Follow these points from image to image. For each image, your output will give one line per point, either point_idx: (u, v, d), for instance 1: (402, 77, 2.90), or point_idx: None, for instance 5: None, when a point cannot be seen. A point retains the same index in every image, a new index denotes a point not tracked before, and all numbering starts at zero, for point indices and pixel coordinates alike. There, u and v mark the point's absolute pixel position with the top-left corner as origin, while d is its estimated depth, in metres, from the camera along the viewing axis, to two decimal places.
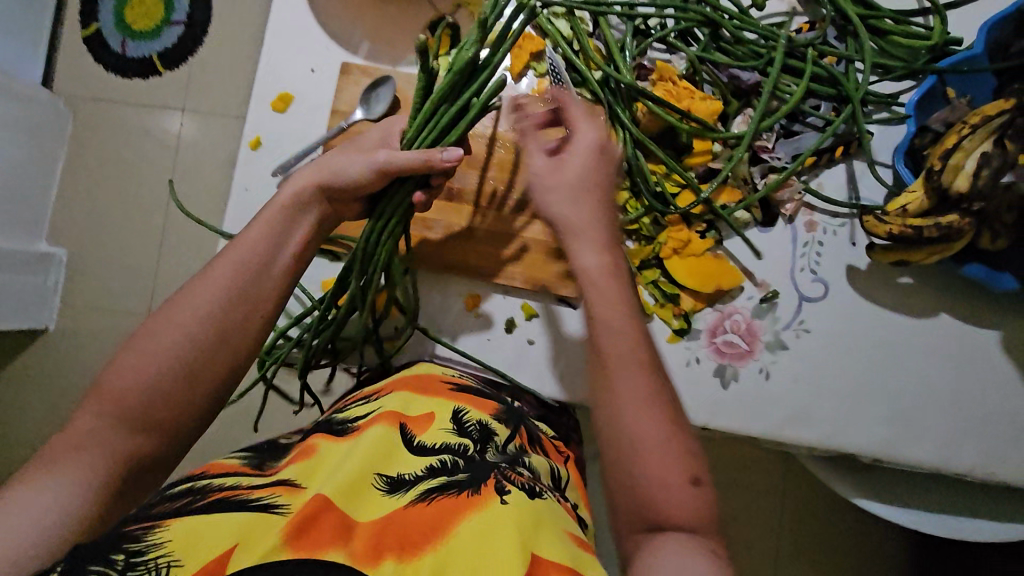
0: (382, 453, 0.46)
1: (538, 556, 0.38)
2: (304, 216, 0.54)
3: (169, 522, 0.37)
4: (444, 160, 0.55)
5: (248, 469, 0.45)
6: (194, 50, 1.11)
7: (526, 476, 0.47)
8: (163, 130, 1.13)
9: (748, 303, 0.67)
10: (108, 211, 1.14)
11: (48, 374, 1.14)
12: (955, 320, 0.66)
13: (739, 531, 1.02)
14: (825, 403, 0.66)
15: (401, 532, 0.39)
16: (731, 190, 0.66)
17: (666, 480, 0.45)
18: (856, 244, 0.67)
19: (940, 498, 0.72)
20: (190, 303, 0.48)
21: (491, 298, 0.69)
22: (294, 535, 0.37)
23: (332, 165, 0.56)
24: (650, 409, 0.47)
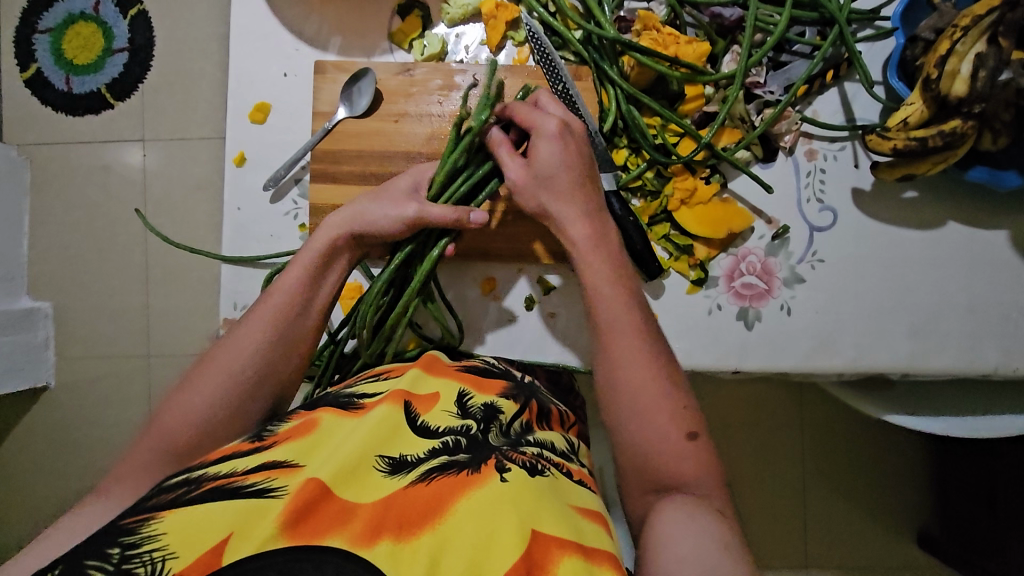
0: (386, 434, 0.40)
1: (539, 533, 0.34)
2: (338, 260, 0.57)
3: (164, 514, 0.32)
4: (472, 221, 0.56)
5: (247, 445, 0.39)
6: (143, 76, 1.03)
7: (528, 455, 0.41)
8: (125, 165, 1.07)
9: (760, 243, 0.68)
10: (84, 257, 1.09)
11: (55, 429, 1.11)
12: (963, 227, 0.67)
13: (769, 463, 1.05)
14: (848, 328, 0.67)
15: (402, 510, 0.34)
16: (730, 131, 0.67)
17: (661, 439, 0.48)
18: (859, 167, 0.67)
19: (963, 400, 0.74)
20: (243, 341, 0.51)
21: (506, 277, 0.68)
22: (292, 521, 0.31)
23: (365, 213, 0.56)
24: (650, 367, 0.51)
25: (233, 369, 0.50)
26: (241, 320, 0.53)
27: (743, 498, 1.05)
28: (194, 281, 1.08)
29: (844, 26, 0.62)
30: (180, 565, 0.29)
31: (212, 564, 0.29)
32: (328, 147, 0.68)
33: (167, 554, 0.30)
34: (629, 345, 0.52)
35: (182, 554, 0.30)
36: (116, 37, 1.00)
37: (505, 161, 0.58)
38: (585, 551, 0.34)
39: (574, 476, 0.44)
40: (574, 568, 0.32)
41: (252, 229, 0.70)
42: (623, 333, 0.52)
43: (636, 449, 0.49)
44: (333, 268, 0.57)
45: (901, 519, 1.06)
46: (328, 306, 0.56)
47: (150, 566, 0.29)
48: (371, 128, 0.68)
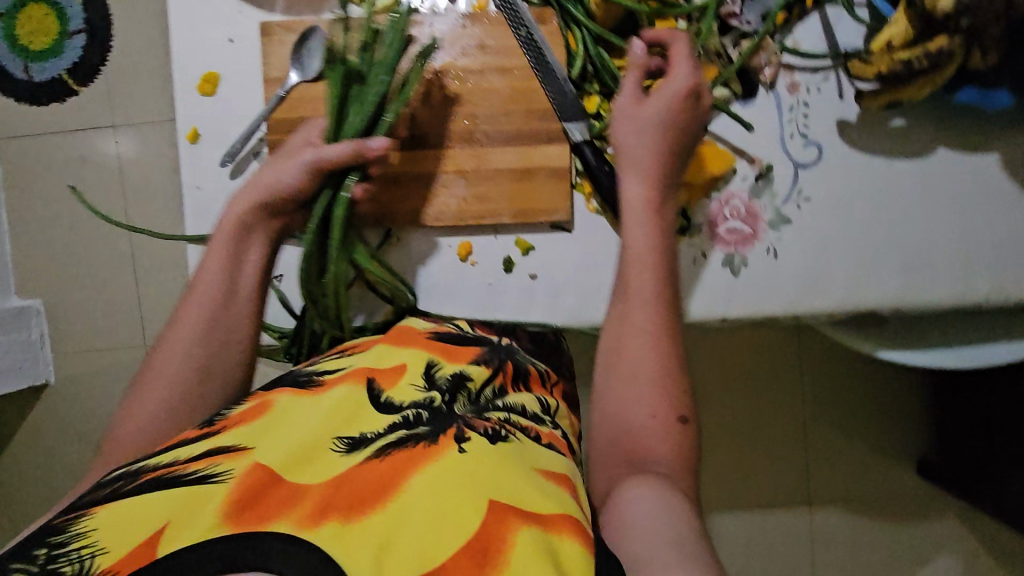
0: (344, 416, 0.39)
1: (497, 503, 0.33)
2: (253, 237, 0.55)
3: (97, 509, 0.31)
4: (371, 148, 0.53)
5: (195, 432, 0.38)
6: (106, 58, 0.99)
7: (492, 420, 0.41)
8: (100, 153, 1.03)
9: (744, 185, 0.65)
10: (60, 251, 1.05)
11: (48, 429, 1.09)
12: (951, 152, 0.64)
13: (768, 407, 1.05)
14: (836, 267, 0.65)
15: (354, 489, 0.33)
16: (707, 68, 0.63)
17: (651, 411, 0.46)
18: (844, 98, 0.64)
19: (956, 331, 0.72)
20: (175, 343, 0.50)
21: (482, 242, 0.65)
22: (235, 509, 0.30)
23: (265, 180, 0.54)
24: (659, 343, 0.49)
25: (171, 372, 0.48)
26: (168, 325, 0.51)
27: (744, 442, 1.05)
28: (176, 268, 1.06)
29: None
30: (109, 560, 0.28)
31: (145, 556, 0.28)
32: (283, 115, 0.64)
33: (96, 550, 0.29)
34: (648, 317, 0.50)
35: (113, 548, 0.29)
36: (71, 18, 0.95)
37: (626, 83, 0.58)
38: (543, 521, 0.33)
39: (543, 439, 0.43)
40: (534, 539, 0.31)
41: (214, 209, 0.67)
42: (642, 271, 0.51)
43: (624, 414, 0.47)
44: (251, 245, 0.55)
45: (899, 453, 1.07)
46: (257, 284, 0.54)
47: (78, 564, 0.28)
48: None
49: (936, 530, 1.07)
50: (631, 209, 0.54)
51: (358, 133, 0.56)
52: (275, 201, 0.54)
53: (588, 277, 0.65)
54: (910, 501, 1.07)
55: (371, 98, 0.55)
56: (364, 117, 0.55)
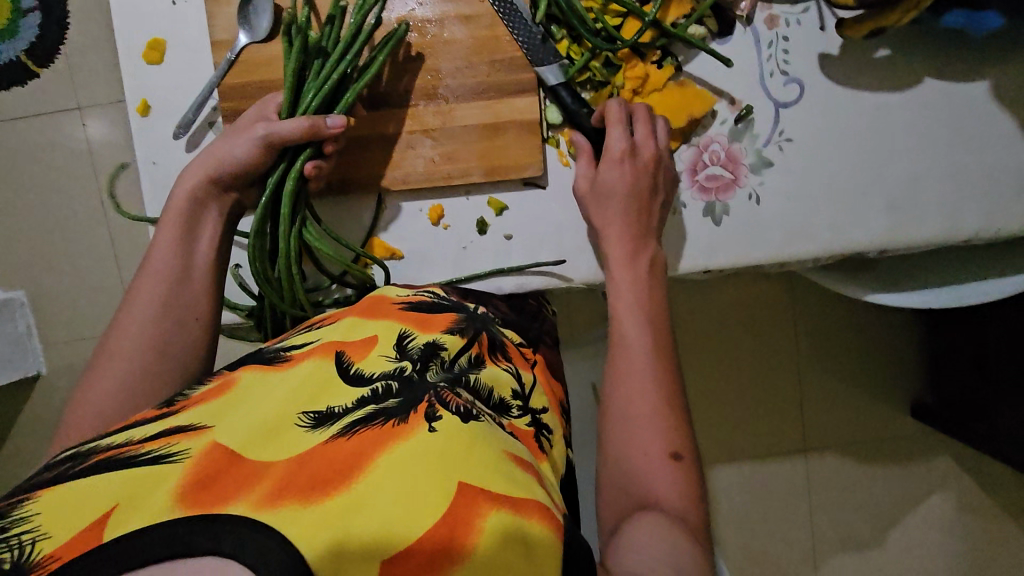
0: (311, 390, 0.38)
1: (465, 485, 0.32)
2: (207, 213, 0.53)
3: (44, 494, 0.29)
4: (330, 127, 0.52)
5: (153, 413, 0.36)
6: (64, 36, 0.95)
7: (464, 397, 0.39)
8: (68, 137, 0.98)
9: (723, 129, 0.62)
10: (28, 240, 1.01)
11: (30, 425, 1.06)
12: (938, 82, 0.61)
13: (762, 355, 1.05)
14: (822, 210, 0.63)
15: (317, 469, 0.32)
16: (679, 3, 0.60)
17: (645, 450, 0.47)
18: (825, 30, 0.61)
19: (945, 270, 0.71)
20: (130, 324, 0.48)
21: (454, 203, 0.62)
22: (190, 492, 0.29)
23: (216, 152, 0.52)
24: (653, 384, 0.50)
25: (126, 351, 0.46)
26: (123, 304, 0.50)
27: (739, 393, 1.05)
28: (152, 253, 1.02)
29: None
30: (51, 545, 0.27)
31: (89, 542, 0.27)
32: (235, 80, 0.61)
33: (38, 535, 0.27)
34: (638, 361, 0.51)
35: (56, 533, 0.27)
36: None
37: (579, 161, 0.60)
38: (514, 502, 0.32)
39: (507, 428, 0.42)
40: (501, 522, 0.31)
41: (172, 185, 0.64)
42: (627, 350, 0.52)
43: (622, 462, 0.47)
44: (206, 222, 0.53)
45: (892, 396, 1.07)
46: (213, 262, 0.53)
47: (17, 550, 0.26)
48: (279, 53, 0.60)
49: (930, 468, 1.08)
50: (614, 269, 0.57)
51: (314, 113, 0.54)
52: (231, 176, 0.53)
53: (566, 233, 0.62)
54: (903, 442, 1.08)
55: (331, 78, 0.54)
56: (322, 98, 0.54)
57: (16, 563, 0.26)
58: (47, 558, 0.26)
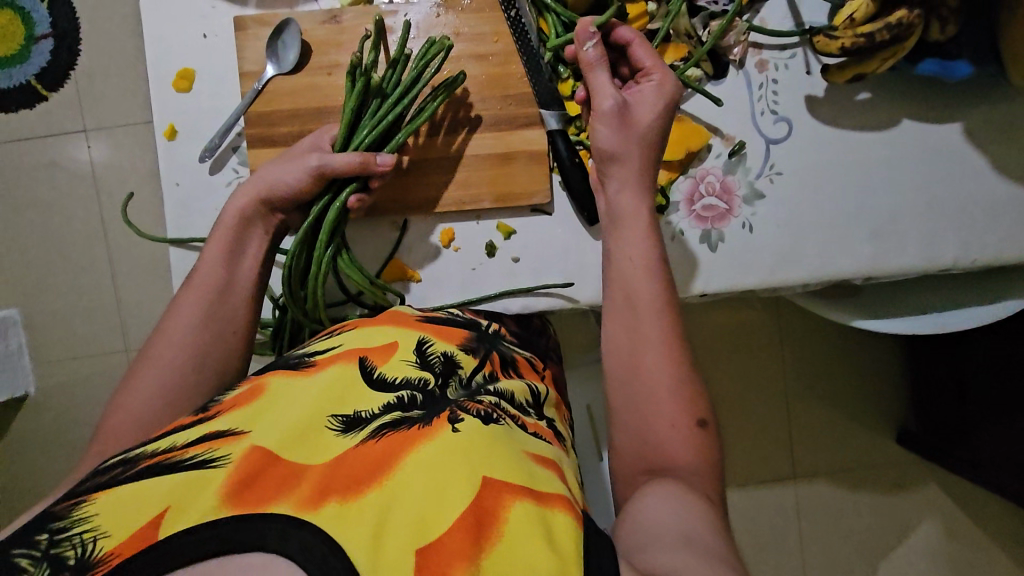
0: (338, 394, 0.40)
1: (492, 479, 0.34)
2: (253, 232, 0.56)
3: (97, 496, 0.31)
4: (379, 163, 0.54)
5: (190, 418, 0.38)
6: (74, 62, 0.95)
7: (485, 403, 0.42)
8: (73, 161, 0.99)
9: (718, 162, 0.66)
10: (31, 260, 1.01)
11: (28, 443, 1.06)
12: (917, 123, 0.66)
13: (753, 379, 1.08)
14: (810, 240, 0.67)
15: (350, 470, 0.34)
16: (677, 47, 0.65)
17: (671, 422, 0.48)
18: (811, 73, 0.66)
19: (928, 298, 0.75)
20: (173, 333, 0.50)
21: (464, 227, 0.66)
22: (233, 491, 0.31)
23: (268, 176, 0.55)
24: (671, 350, 0.51)
25: (167, 360, 0.49)
26: (166, 315, 0.52)
27: (733, 417, 1.08)
28: (154, 274, 1.02)
29: None
30: (112, 543, 0.28)
31: (147, 538, 0.29)
32: (262, 109, 0.65)
33: (99, 533, 0.29)
34: (657, 326, 0.51)
35: (115, 531, 0.29)
36: (38, 23, 0.92)
37: (599, 93, 0.56)
38: (538, 495, 0.34)
39: (530, 428, 0.44)
40: (526, 510, 0.33)
41: (194, 205, 0.67)
42: (654, 313, 0.52)
43: (642, 429, 0.49)
44: (251, 241, 0.56)
45: (880, 421, 1.10)
46: (255, 280, 0.55)
47: (82, 547, 0.28)
48: (304, 84, 0.64)
49: (919, 493, 1.10)
50: (627, 221, 0.55)
51: (366, 149, 0.57)
52: (279, 201, 0.56)
53: (572, 256, 0.66)
54: (892, 468, 1.10)
55: (388, 117, 0.56)
56: (377, 134, 0.56)
57: (81, 559, 0.28)
58: (110, 554, 0.28)
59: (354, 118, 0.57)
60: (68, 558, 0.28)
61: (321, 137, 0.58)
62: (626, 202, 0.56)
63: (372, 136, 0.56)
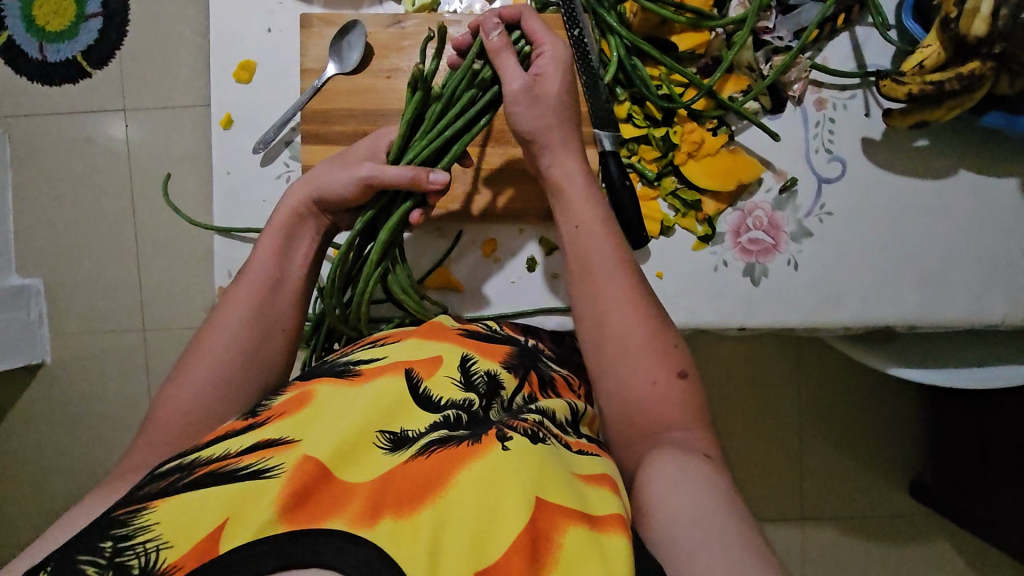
0: (385, 408, 0.41)
1: (543, 500, 0.34)
2: (303, 230, 0.57)
3: (156, 502, 0.33)
4: (431, 181, 0.53)
5: (241, 423, 0.40)
6: (122, 43, 0.97)
7: (529, 421, 0.41)
8: (112, 139, 1.00)
9: (768, 197, 0.66)
10: (63, 235, 1.02)
11: (43, 418, 1.06)
12: (974, 176, 0.66)
13: (772, 419, 1.06)
14: (855, 284, 0.66)
15: (401, 487, 0.34)
16: (737, 79, 0.65)
17: (651, 379, 0.49)
18: (870, 115, 0.65)
19: (968, 350, 0.73)
20: (222, 327, 0.51)
21: (507, 239, 0.67)
22: (289, 505, 0.32)
23: (319, 177, 0.56)
24: (635, 308, 0.51)
25: (217, 354, 0.50)
26: (216, 308, 0.53)
27: (749, 454, 1.06)
28: (183, 257, 1.02)
29: None
30: (174, 555, 0.30)
31: (207, 551, 0.30)
32: (319, 106, 0.65)
33: (160, 544, 0.30)
34: (618, 285, 0.52)
35: (176, 543, 0.30)
36: (89, 1, 0.94)
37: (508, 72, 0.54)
38: (593, 521, 0.34)
39: (574, 447, 0.43)
40: (580, 538, 0.33)
41: (243, 195, 0.67)
42: (610, 274, 0.53)
43: (626, 396, 0.49)
44: (302, 238, 0.57)
45: (898, 469, 1.08)
46: (303, 277, 0.56)
47: (145, 557, 0.30)
48: (362, 85, 0.65)
49: (933, 548, 1.08)
50: (579, 193, 0.56)
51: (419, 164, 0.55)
52: (330, 204, 0.56)
53: None
54: (906, 520, 1.08)
55: (444, 133, 0.55)
56: (431, 152, 0.55)
57: (144, 569, 0.30)
58: (173, 567, 0.30)
59: (413, 129, 0.56)
60: (133, 568, 0.30)
61: (381, 147, 0.57)
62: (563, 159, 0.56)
63: (428, 153, 0.55)
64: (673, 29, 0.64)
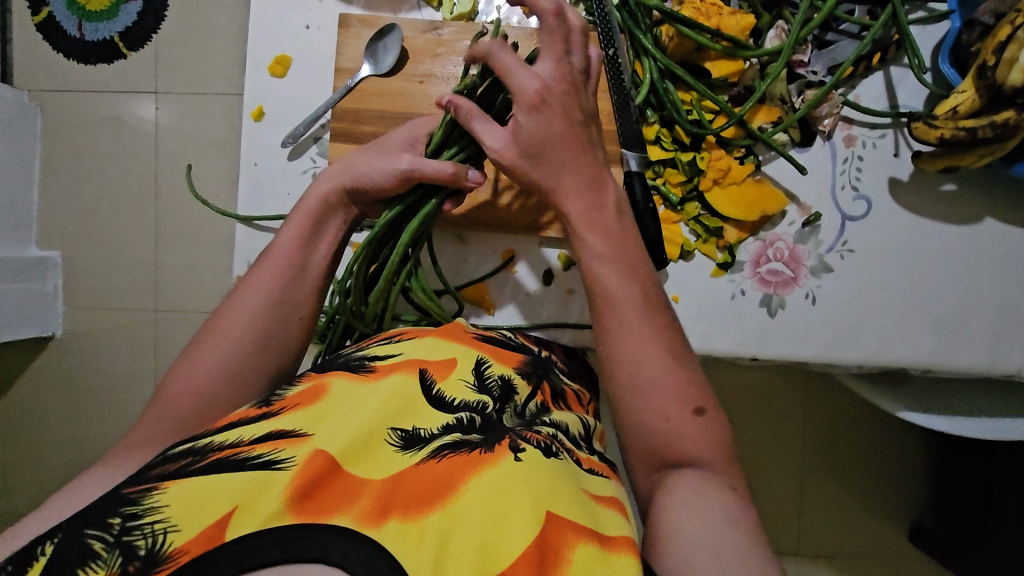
0: (398, 408, 0.41)
1: (553, 513, 0.34)
2: (332, 220, 0.57)
3: (167, 485, 0.33)
4: (470, 179, 0.54)
5: (254, 411, 0.40)
6: (158, 27, 0.98)
7: (542, 432, 0.41)
8: (139, 120, 1.01)
9: (791, 229, 0.66)
10: (85, 211, 1.03)
11: (47, 388, 1.07)
12: (999, 224, 0.65)
13: (773, 449, 1.04)
14: (871, 324, 0.65)
15: (409, 489, 0.34)
16: (768, 110, 0.65)
17: (665, 415, 0.47)
18: (899, 155, 0.65)
19: (979, 399, 0.73)
20: (241, 310, 0.52)
21: (527, 251, 0.67)
22: (297, 499, 0.32)
23: (355, 168, 0.55)
24: (650, 343, 0.49)
25: (233, 336, 0.50)
26: (238, 288, 0.53)
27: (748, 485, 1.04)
28: (200, 243, 1.03)
29: (898, 6, 0.60)
30: (181, 539, 0.30)
31: (214, 538, 0.30)
32: (350, 106, 0.66)
33: (169, 526, 0.30)
34: (629, 323, 0.50)
35: (185, 527, 0.30)
36: None
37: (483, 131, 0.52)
38: (599, 538, 0.34)
39: (585, 464, 0.42)
40: (589, 555, 0.32)
41: (268, 187, 0.68)
42: (619, 314, 0.50)
43: (641, 426, 0.47)
44: (330, 228, 0.57)
45: (898, 512, 1.06)
46: (326, 268, 0.56)
47: (152, 538, 0.30)
48: (394, 88, 0.66)
49: None
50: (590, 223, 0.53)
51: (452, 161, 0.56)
52: (361, 193, 0.56)
53: None
54: (902, 565, 1.06)
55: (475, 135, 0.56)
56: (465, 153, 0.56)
57: (151, 551, 0.29)
58: (180, 551, 0.29)
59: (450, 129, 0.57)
60: (139, 548, 0.30)
61: (419, 136, 0.58)
62: (573, 184, 0.52)
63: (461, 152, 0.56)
64: (708, 55, 0.64)
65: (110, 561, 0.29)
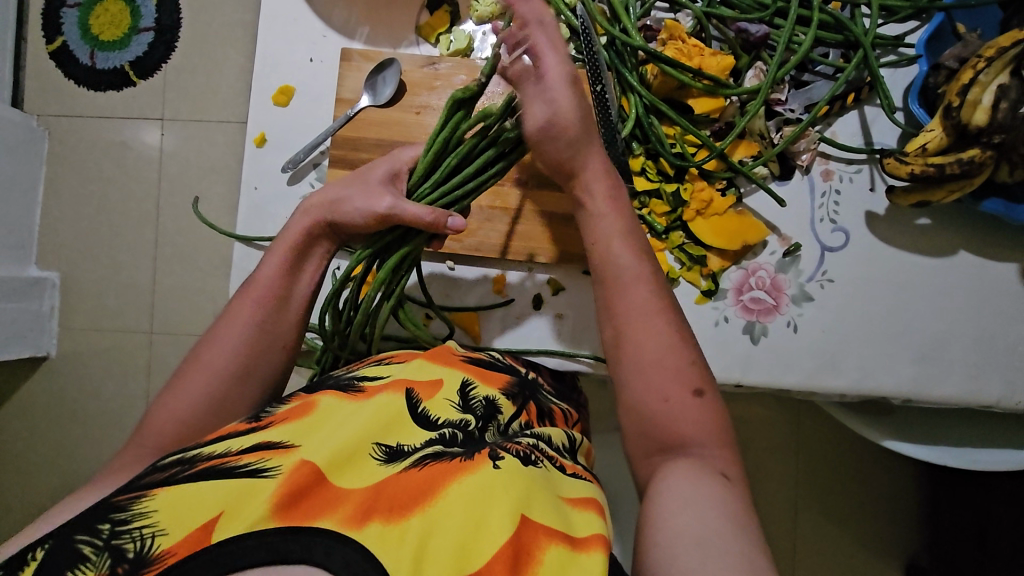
0: (383, 423, 0.42)
1: (528, 517, 0.35)
2: (316, 249, 0.58)
3: (157, 490, 0.34)
4: (451, 225, 0.54)
5: (244, 425, 0.41)
6: (166, 57, 1.02)
7: (523, 444, 0.42)
8: (144, 145, 1.04)
9: (772, 259, 0.68)
10: (86, 232, 1.05)
11: (38, 408, 1.07)
12: (974, 257, 0.67)
13: (765, 481, 1.04)
14: (853, 352, 0.67)
15: (392, 495, 0.35)
16: (748, 145, 0.68)
17: (665, 395, 0.48)
18: (874, 190, 0.68)
19: (965, 431, 0.73)
20: (224, 341, 0.52)
21: (516, 276, 0.69)
22: (283, 504, 0.33)
23: (334, 200, 0.57)
24: (655, 320, 0.51)
25: (215, 367, 0.51)
26: (220, 319, 0.54)
27: None
28: (197, 264, 1.05)
29: (869, 51, 0.64)
30: (169, 541, 0.31)
31: (200, 541, 0.31)
32: (349, 134, 0.68)
33: (157, 531, 0.31)
34: (637, 296, 0.52)
35: (174, 531, 0.31)
36: (144, 16, 1.00)
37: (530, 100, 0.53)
38: (572, 541, 0.35)
39: (566, 471, 0.44)
40: (561, 556, 0.33)
41: (268, 210, 0.70)
42: (629, 283, 0.53)
43: (641, 408, 0.49)
44: (313, 255, 0.58)
45: (892, 548, 1.05)
46: (309, 297, 0.58)
47: (140, 542, 0.31)
48: (392, 118, 0.68)
49: None
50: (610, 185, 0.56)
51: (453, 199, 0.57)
52: (340, 226, 0.57)
53: None
54: None
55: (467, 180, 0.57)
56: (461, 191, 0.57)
57: (140, 554, 0.30)
58: (166, 553, 0.30)
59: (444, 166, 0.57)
60: (128, 551, 0.31)
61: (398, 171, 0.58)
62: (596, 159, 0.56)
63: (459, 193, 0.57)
64: (691, 93, 0.67)
65: (100, 563, 0.30)
